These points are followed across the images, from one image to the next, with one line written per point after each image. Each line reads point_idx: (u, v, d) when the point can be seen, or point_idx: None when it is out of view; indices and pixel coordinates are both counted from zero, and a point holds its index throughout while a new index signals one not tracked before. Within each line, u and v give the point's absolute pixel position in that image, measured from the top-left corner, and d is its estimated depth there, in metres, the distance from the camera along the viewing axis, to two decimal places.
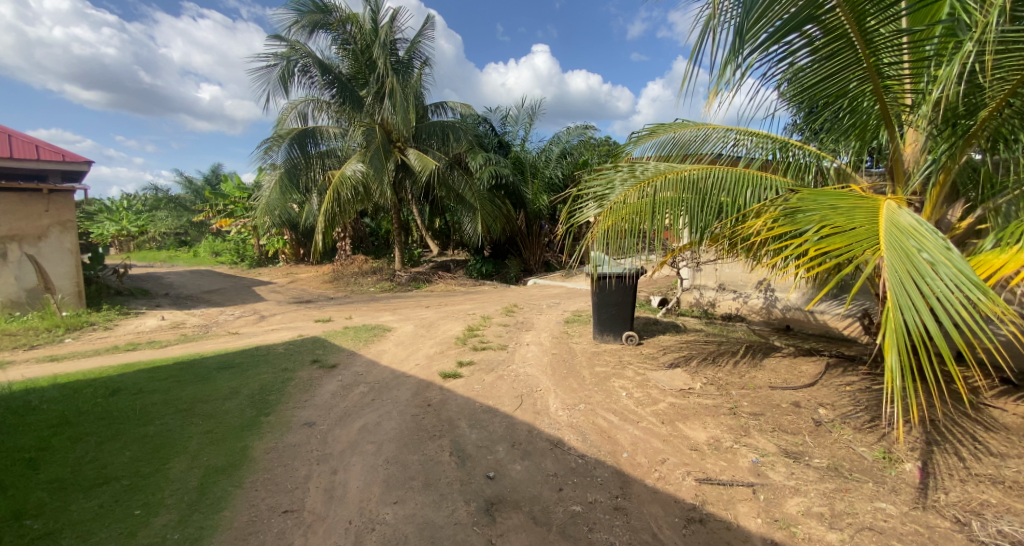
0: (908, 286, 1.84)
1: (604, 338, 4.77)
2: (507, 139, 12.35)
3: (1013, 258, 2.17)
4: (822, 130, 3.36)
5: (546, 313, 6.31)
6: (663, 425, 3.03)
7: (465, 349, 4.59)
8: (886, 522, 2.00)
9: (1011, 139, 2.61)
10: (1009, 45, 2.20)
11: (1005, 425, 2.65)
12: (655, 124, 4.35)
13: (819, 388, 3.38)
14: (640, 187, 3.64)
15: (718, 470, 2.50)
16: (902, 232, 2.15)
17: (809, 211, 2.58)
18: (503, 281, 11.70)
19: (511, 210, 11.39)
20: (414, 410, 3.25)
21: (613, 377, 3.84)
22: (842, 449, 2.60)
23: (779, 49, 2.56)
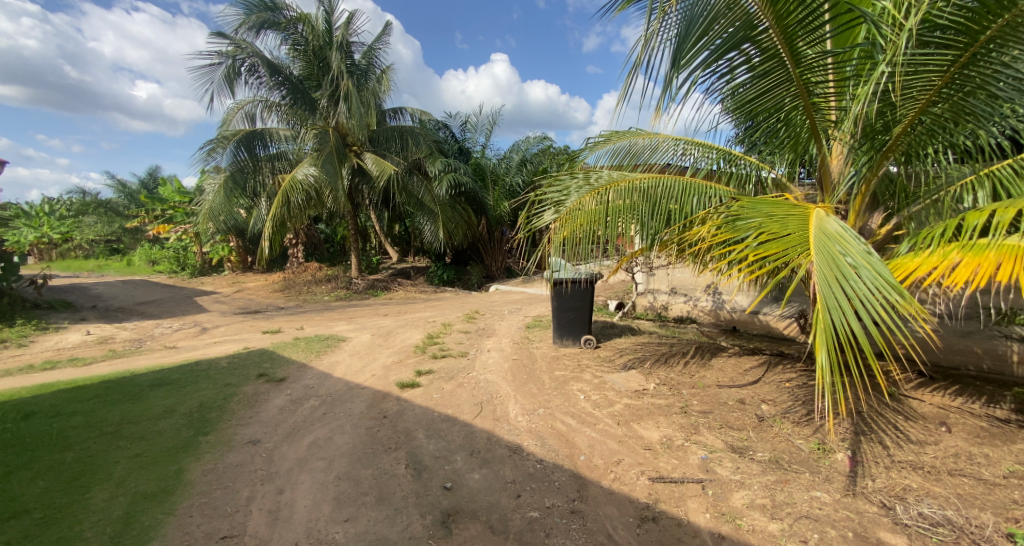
0: (835, 288, 2.00)
1: (563, 342, 4.83)
2: (468, 146, 12.41)
3: (925, 261, 2.40)
4: (760, 143, 3.59)
5: (506, 319, 6.32)
6: (619, 426, 3.10)
7: (423, 358, 4.51)
8: (821, 510, 2.14)
9: (921, 154, 2.90)
10: (917, 68, 2.44)
11: (921, 415, 2.91)
12: (610, 131, 4.54)
13: (762, 385, 3.58)
14: (596, 194, 3.74)
15: (669, 468, 2.58)
16: (829, 238, 2.33)
17: (748, 218, 2.74)
18: (464, 287, 11.63)
19: (472, 217, 11.38)
20: (368, 423, 3.15)
21: (572, 380, 3.89)
22: (782, 442, 2.76)
23: (719, 65, 2.73)
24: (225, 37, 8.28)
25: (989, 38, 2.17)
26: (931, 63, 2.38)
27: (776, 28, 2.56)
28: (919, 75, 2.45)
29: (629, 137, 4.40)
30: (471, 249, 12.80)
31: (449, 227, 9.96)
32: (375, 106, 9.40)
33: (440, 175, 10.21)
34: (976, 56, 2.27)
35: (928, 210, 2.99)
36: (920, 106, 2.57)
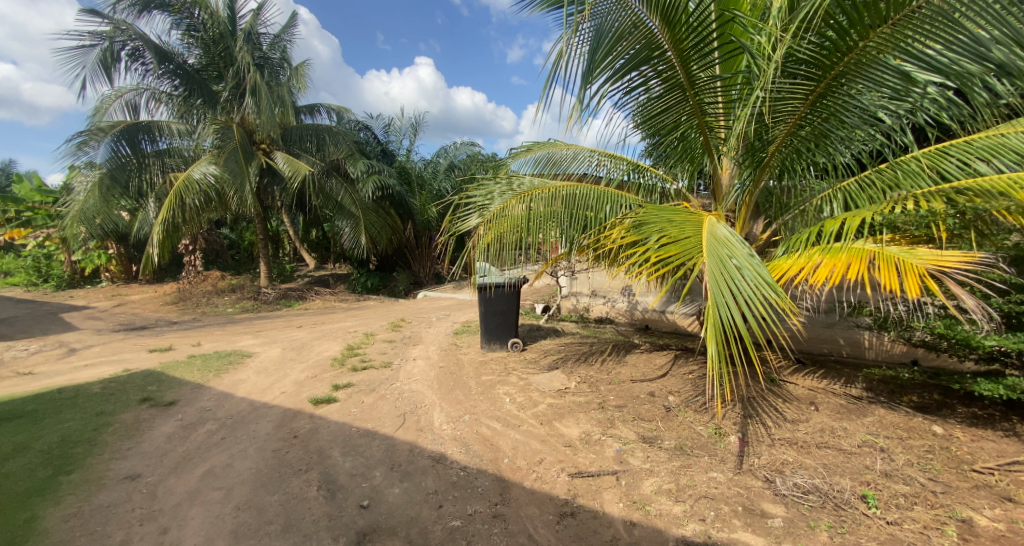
0: (722, 287, 2.25)
1: (490, 347, 4.84)
2: (392, 149, 12.10)
3: (795, 262, 2.78)
4: (663, 157, 3.91)
5: (433, 326, 6.20)
6: (542, 426, 3.17)
7: (342, 370, 4.26)
8: (716, 489, 2.36)
9: (790, 170, 3.34)
10: (785, 95, 2.82)
11: (796, 397, 3.33)
12: (531, 141, 4.81)
13: (669, 378, 3.87)
14: (518, 201, 3.83)
15: (587, 463, 2.68)
16: (719, 242, 2.62)
17: (651, 224, 2.98)
18: (390, 294, 11.22)
19: (398, 221, 11.06)
20: (275, 445, 2.90)
21: (498, 384, 3.91)
22: (686, 430, 3.01)
23: (625, 82, 2.95)
24: (100, 15, 7.24)
25: (838, 72, 2.59)
26: (795, 91, 2.77)
27: (671, 52, 2.83)
28: (787, 101, 2.85)
29: (550, 148, 4.68)
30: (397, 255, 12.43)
31: (372, 231, 9.58)
32: (288, 103, 8.82)
33: (363, 177, 9.72)
34: (829, 87, 2.68)
35: (797, 219, 3.46)
36: (789, 128, 2.98)
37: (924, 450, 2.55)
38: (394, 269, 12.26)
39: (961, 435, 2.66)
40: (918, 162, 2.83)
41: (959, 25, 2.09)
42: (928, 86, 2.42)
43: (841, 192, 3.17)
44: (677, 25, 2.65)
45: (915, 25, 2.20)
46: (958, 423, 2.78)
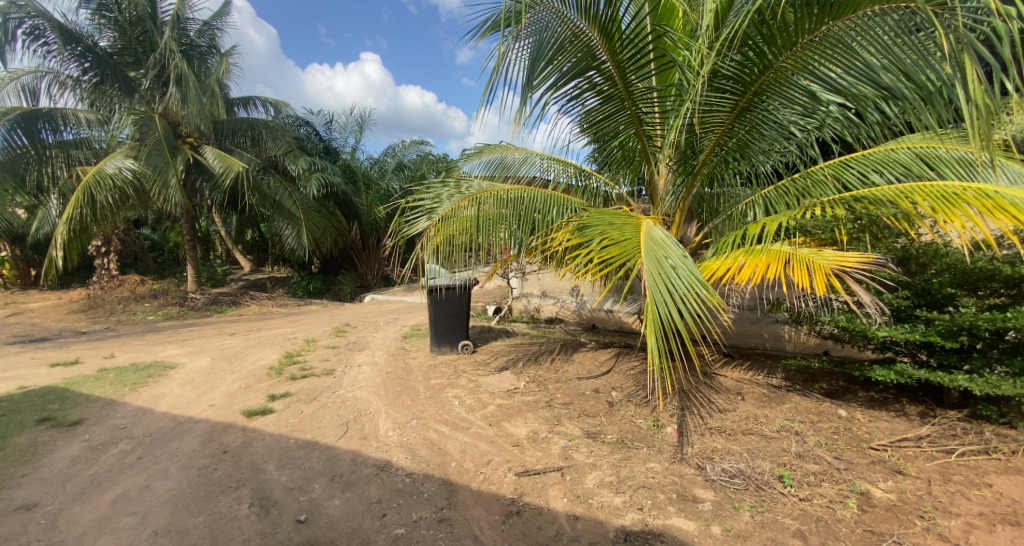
0: (660, 285, 2.38)
1: (441, 350, 4.77)
2: (336, 146, 11.64)
3: (721, 264, 3.00)
4: (605, 163, 4.08)
5: (380, 330, 6.03)
6: (490, 427, 3.18)
7: (279, 380, 4.03)
8: (653, 479, 2.49)
9: (719, 178, 3.60)
10: (712, 107, 3.03)
11: (725, 388, 3.59)
12: (483, 144, 4.88)
13: (613, 374, 4.02)
14: (466, 202, 3.82)
15: (534, 461, 2.73)
16: (656, 243, 2.77)
17: (594, 227, 3.12)
18: (335, 298, 10.75)
19: (344, 222, 10.65)
20: (202, 462, 2.69)
21: (447, 387, 3.86)
22: (627, 423, 3.14)
23: (567, 89, 3.04)
24: None
25: (756, 89, 2.84)
26: (721, 104, 2.99)
27: (609, 62, 2.96)
28: (714, 113, 3.07)
29: (501, 151, 4.75)
30: (342, 257, 12.02)
31: (315, 232, 9.18)
32: (218, 94, 8.19)
33: (306, 175, 9.33)
34: (750, 102, 2.92)
35: (725, 223, 3.73)
36: (716, 139, 3.22)
37: (832, 431, 2.84)
38: (339, 272, 11.91)
39: (862, 416, 2.98)
40: (825, 173, 3.16)
41: (853, 52, 2.37)
42: (830, 105, 2.72)
43: (762, 198, 3.46)
44: (614, 36, 2.78)
45: (819, 49, 2.46)
46: (860, 406, 3.12)
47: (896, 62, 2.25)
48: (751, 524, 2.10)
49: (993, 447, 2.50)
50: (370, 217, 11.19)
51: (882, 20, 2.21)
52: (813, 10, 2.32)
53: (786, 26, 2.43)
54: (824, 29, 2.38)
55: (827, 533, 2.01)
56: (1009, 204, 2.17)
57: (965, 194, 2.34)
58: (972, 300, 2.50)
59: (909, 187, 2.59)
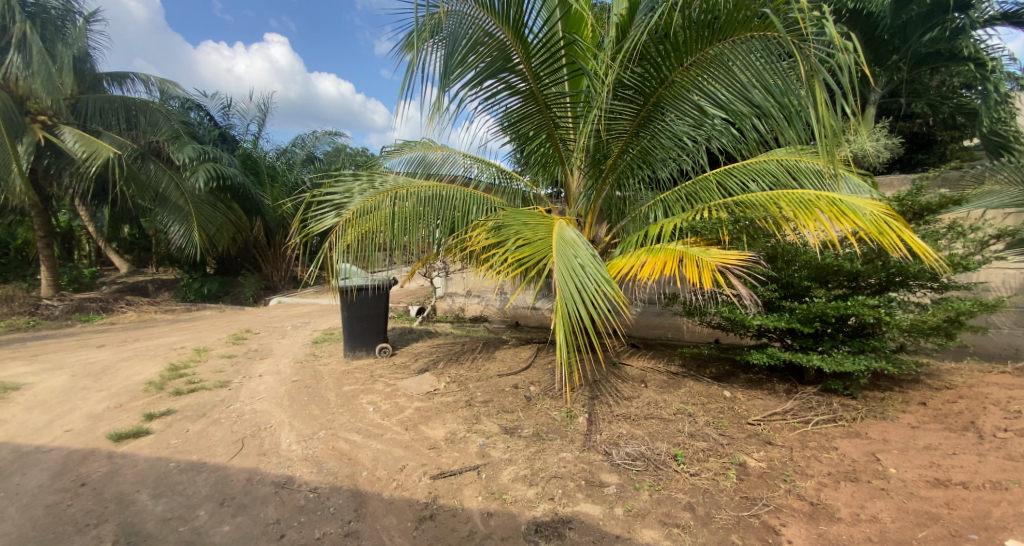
0: (569, 283, 2.49)
1: (356, 354, 4.53)
2: (234, 134, 10.56)
3: (626, 263, 3.21)
4: (522, 164, 4.17)
5: (287, 336, 5.59)
6: (406, 431, 3.07)
7: (161, 396, 3.56)
8: (565, 468, 2.58)
9: (625, 182, 3.85)
10: (617, 115, 3.23)
11: (631, 376, 3.85)
12: (403, 141, 4.76)
13: (532, 370, 4.12)
14: (378, 197, 3.64)
15: (450, 462, 2.69)
16: (567, 243, 2.89)
17: (509, 227, 3.17)
18: (235, 301, 9.79)
19: (245, 218, 9.70)
20: (52, 498, 2.28)
21: (362, 393, 3.68)
22: (543, 416, 3.24)
23: (481, 89, 3.05)
24: None
25: (655, 100, 3.07)
26: (625, 113, 3.20)
27: (523, 63, 3.02)
28: (618, 121, 3.27)
29: (423, 149, 4.67)
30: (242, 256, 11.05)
31: (207, 228, 8.31)
32: (72, 65, 6.99)
33: (192, 164, 8.10)
34: (649, 112, 3.16)
35: (631, 224, 4.00)
36: (621, 145, 3.44)
37: (718, 411, 3.17)
38: (240, 273, 10.96)
39: (742, 396, 3.38)
40: (712, 180, 3.52)
41: (732, 73, 2.66)
42: (716, 119, 3.03)
43: (662, 202, 3.77)
44: (526, 40, 2.84)
45: (705, 68, 2.73)
46: (741, 386, 3.53)
47: (766, 84, 2.57)
48: (649, 502, 2.26)
49: (839, 416, 2.96)
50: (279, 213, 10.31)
51: (754, 46, 2.50)
52: (701, 32, 2.56)
53: (678, 44, 2.65)
54: (709, 50, 2.64)
55: (712, 503, 2.23)
56: (849, 210, 2.57)
57: (817, 201, 2.74)
58: (823, 291, 2.94)
59: (776, 194, 2.97)
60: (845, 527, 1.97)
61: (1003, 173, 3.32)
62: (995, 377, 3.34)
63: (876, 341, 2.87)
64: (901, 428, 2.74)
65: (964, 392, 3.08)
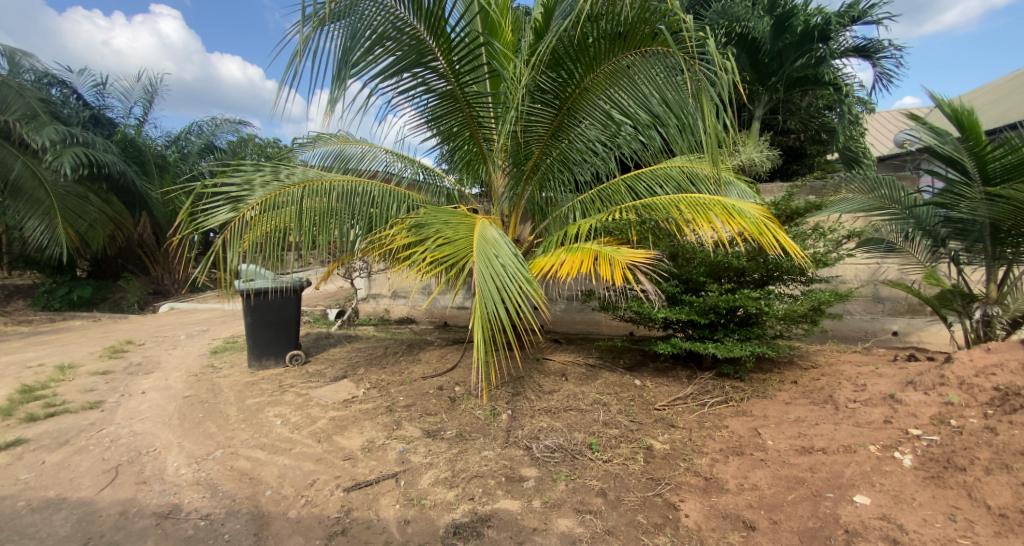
0: (488, 283, 2.48)
1: (263, 364, 4.17)
2: (112, 117, 9.20)
3: (546, 261, 3.30)
4: (445, 163, 4.11)
5: (180, 347, 5.00)
6: (319, 443, 2.88)
7: (9, 423, 3.00)
8: (485, 467, 2.59)
9: (545, 184, 3.97)
10: (534, 117, 3.29)
11: (552, 370, 3.99)
12: (320, 132, 4.50)
13: (457, 370, 4.09)
14: (282, 192, 3.33)
15: (366, 472, 2.56)
16: (487, 243, 2.89)
17: (429, 225, 3.10)
18: (113, 310, 8.68)
19: (124, 214, 8.53)
20: None
21: (268, 406, 3.39)
22: (466, 416, 3.22)
23: (396, 83, 2.96)
24: None
25: (570, 105, 3.19)
26: (543, 116, 3.29)
27: (440, 58, 2.97)
28: (536, 124, 3.35)
29: (339, 143, 4.44)
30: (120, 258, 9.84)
31: (75, 224, 7.39)
32: None
33: (53, 149, 6.78)
34: (565, 116, 3.28)
35: (552, 225, 4.14)
36: (540, 147, 3.53)
37: (630, 399, 3.39)
38: (116, 276, 9.79)
39: (651, 384, 3.64)
40: (622, 184, 3.76)
41: (638, 85, 2.86)
42: (625, 126, 3.23)
43: (580, 203, 3.95)
44: (442, 35, 2.80)
45: (614, 78, 2.90)
46: (650, 375, 3.82)
47: (665, 97, 2.79)
48: (565, 491, 2.34)
49: (730, 397, 3.31)
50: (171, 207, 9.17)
51: (656, 60, 2.71)
52: (607, 42, 2.70)
53: (589, 53, 2.78)
54: (617, 60, 2.81)
55: (622, 487, 2.37)
56: (736, 213, 2.87)
57: (710, 205, 3.04)
58: (716, 286, 3.26)
59: (678, 198, 3.24)
60: (732, 497, 2.20)
61: (855, 183, 3.99)
62: (849, 356, 3.95)
63: (758, 329, 3.26)
64: (777, 404, 3.14)
65: (825, 370, 3.59)
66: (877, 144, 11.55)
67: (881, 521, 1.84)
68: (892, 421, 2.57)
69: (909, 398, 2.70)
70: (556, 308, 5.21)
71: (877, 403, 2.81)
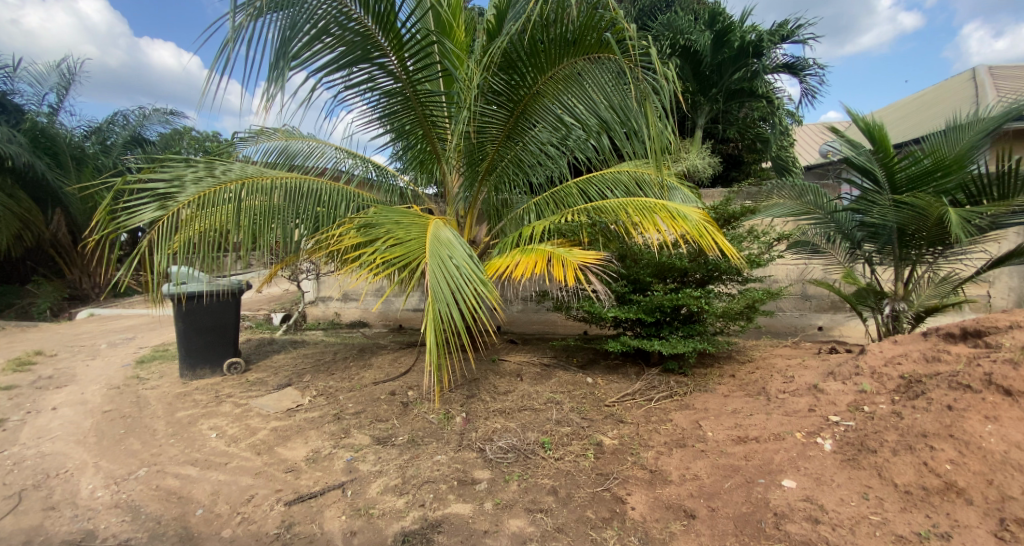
0: (440, 284, 2.44)
1: (197, 374, 3.89)
2: (19, 103, 8.25)
3: (501, 263, 3.31)
4: (398, 162, 4.03)
5: (100, 357, 4.56)
6: (258, 456, 2.72)
7: None
8: (437, 472, 2.55)
9: (500, 186, 3.98)
10: (487, 118, 3.29)
11: (507, 371, 4.00)
12: (263, 127, 4.27)
13: (410, 374, 4.01)
14: (217, 189, 3.09)
15: (310, 484, 2.44)
16: (440, 244, 2.85)
17: (378, 225, 3.01)
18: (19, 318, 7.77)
19: (33, 211, 7.80)
20: None
21: (203, 418, 3.17)
22: (418, 421, 3.16)
23: (343, 78, 2.86)
24: None
25: (522, 108, 3.22)
26: (496, 117, 3.30)
27: (390, 54, 2.91)
28: (489, 126, 3.35)
29: (283, 138, 4.23)
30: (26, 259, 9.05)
31: None
32: None
33: None
34: (518, 118, 3.31)
35: (508, 226, 4.16)
36: (494, 149, 3.54)
37: (582, 396, 3.47)
38: (23, 278, 9.04)
39: (602, 381, 3.75)
40: (575, 187, 3.85)
41: (587, 90, 2.93)
42: (576, 130, 3.30)
43: (534, 205, 4.00)
44: (392, 31, 2.73)
45: (564, 83, 2.97)
46: (601, 372, 3.93)
47: (613, 103, 2.88)
48: (517, 492, 2.35)
49: (675, 391, 3.47)
50: (89, 204, 8.27)
51: (604, 67, 2.79)
52: (558, 47, 2.75)
53: (541, 57, 2.82)
54: (568, 66, 2.87)
55: (573, 484, 2.42)
56: (679, 216, 3.02)
57: (655, 209, 3.16)
58: (661, 286, 3.41)
59: (626, 202, 3.36)
60: (675, 488, 2.30)
61: (785, 190, 4.19)
62: (780, 350, 4.25)
63: (700, 326, 3.43)
64: (717, 397, 3.32)
65: (760, 364, 3.85)
66: (806, 153, 12.51)
67: (805, 503, 1.99)
68: (815, 409, 2.79)
69: (830, 387, 2.95)
70: (512, 309, 5.24)
71: (803, 393, 3.04)
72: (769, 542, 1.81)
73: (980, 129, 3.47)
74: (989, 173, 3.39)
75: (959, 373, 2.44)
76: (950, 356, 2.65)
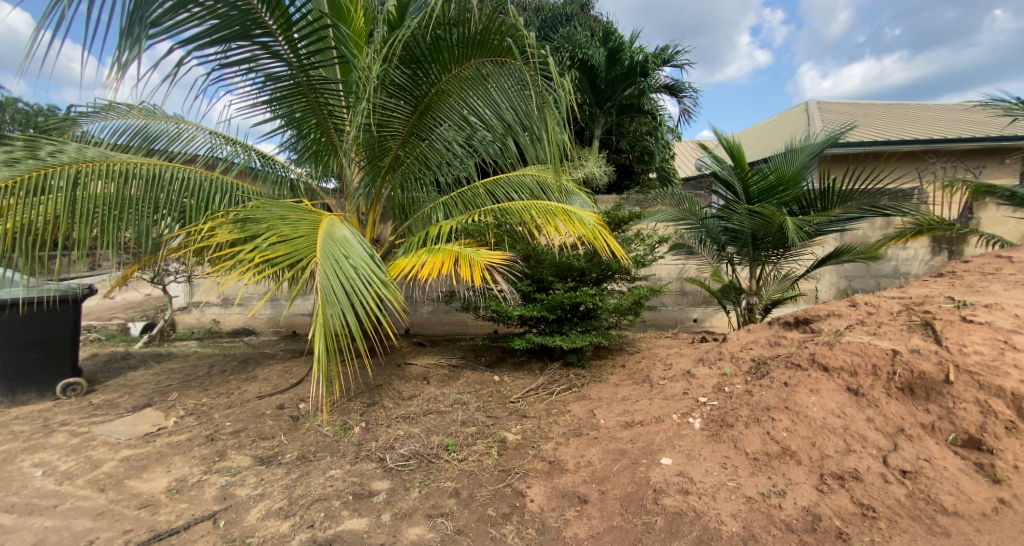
0: (332, 284, 2.26)
1: (15, 401, 3.16)
2: None
3: (406, 263, 3.20)
4: (289, 152, 3.68)
5: None
6: (103, 492, 2.29)
7: None
8: (331, 488, 2.37)
9: (404, 184, 3.84)
10: (389, 112, 3.16)
11: (412, 374, 3.90)
12: (114, 103, 3.63)
13: (303, 383, 3.70)
14: (41, 174, 2.51)
15: (172, 519, 2.11)
16: (334, 242, 2.65)
17: (260, 220, 2.71)
18: None
19: None
20: None
21: (23, 454, 2.57)
22: (311, 435, 2.92)
23: (217, 54, 2.52)
24: None
25: (426, 104, 3.14)
26: (399, 112, 3.18)
27: (277, 34, 2.64)
28: (390, 120, 3.22)
29: (141, 117, 3.64)
30: None
31: None
32: None
33: None
34: (422, 115, 3.23)
35: (414, 225, 4.05)
36: (397, 144, 3.41)
37: (487, 395, 3.51)
38: None
39: (507, 379, 3.83)
40: (481, 187, 3.88)
41: (491, 92, 2.96)
42: (481, 131, 3.32)
43: (441, 204, 3.95)
44: (276, 9, 2.48)
45: (469, 84, 2.97)
46: (507, 370, 4.01)
47: (515, 107, 2.95)
48: (417, 499, 2.29)
49: (574, 384, 3.68)
50: None
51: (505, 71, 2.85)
52: (460, 48, 2.74)
53: (444, 54, 2.78)
54: (472, 67, 2.88)
55: (475, 483, 2.42)
56: (577, 219, 3.17)
57: (555, 212, 3.29)
58: (562, 284, 3.60)
59: (529, 204, 3.45)
60: (571, 476, 2.42)
61: (665, 199, 4.72)
62: (663, 341, 4.74)
63: (596, 322, 3.69)
64: (610, 386, 3.59)
65: (645, 353, 4.27)
66: (684, 166, 14.15)
67: (678, 477, 2.23)
68: (688, 392, 3.15)
69: (700, 372, 3.35)
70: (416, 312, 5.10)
71: (678, 378, 3.43)
72: (649, 517, 2.00)
73: (808, 153, 4.24)
74: (815, 189, 4.13)
75: (792, 354, 2.94)
76: (787, 341, 3.19)
